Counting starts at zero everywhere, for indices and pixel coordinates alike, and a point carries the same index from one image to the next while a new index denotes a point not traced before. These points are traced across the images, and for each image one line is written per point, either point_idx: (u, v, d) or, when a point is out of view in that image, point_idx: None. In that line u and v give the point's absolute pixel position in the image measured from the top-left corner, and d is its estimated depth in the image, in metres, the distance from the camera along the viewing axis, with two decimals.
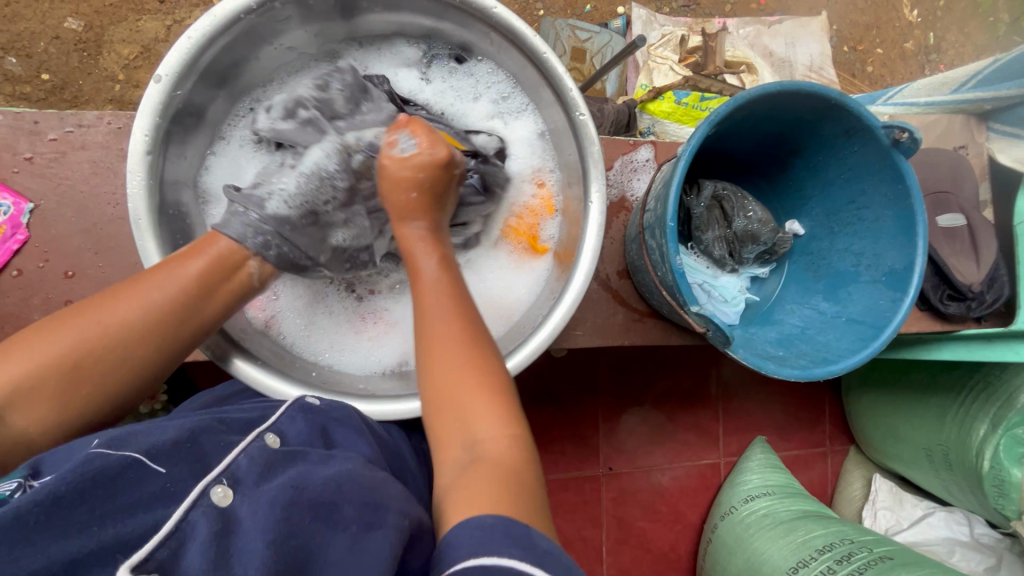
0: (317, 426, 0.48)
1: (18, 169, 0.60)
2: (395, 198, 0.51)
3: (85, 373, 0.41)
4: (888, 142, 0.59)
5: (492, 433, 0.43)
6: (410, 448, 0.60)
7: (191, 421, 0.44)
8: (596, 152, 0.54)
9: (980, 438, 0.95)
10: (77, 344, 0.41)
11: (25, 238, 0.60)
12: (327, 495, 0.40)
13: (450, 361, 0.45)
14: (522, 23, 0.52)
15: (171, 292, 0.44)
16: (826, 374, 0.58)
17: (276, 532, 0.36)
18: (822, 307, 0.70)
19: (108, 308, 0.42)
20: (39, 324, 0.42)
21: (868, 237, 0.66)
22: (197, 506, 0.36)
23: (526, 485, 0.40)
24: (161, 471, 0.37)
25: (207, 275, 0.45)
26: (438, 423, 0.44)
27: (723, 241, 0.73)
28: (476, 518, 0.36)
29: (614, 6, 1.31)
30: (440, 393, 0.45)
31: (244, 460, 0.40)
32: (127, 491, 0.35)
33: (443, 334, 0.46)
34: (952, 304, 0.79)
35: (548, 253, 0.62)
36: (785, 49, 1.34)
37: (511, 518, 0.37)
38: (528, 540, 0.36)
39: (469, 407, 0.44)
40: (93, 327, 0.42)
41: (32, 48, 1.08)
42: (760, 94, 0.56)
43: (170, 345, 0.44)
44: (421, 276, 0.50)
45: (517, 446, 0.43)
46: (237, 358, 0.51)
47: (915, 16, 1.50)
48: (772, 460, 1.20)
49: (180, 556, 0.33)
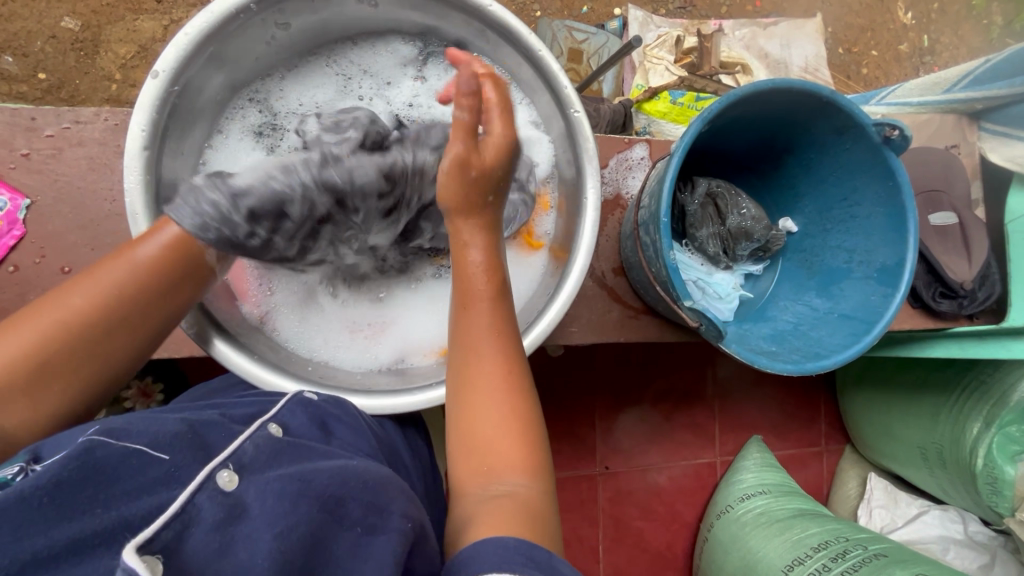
0: (317, 420, 0.48)
1: (16, 165, 0.60)
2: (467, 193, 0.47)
3: (60, 366, 0.41)
4: (879, 139, 0.59)
5: (517, 482, 0.44)
6: (404, 442, 0.60)
7: (195, 414, 0.44)
8: (591, 149, 0.55)
9: (974, 436, 0.96)
10: (41, 339, 0.40)
11: (22, 234, 0.60)
12: (334, 488, 0.40)
13: (489, 407, 0.46)
14: (517, 20, 0.53)
15: (120, 283, 0.42)
16: (818, 369, 0.59)
17: (283, 523, 0.36)
18: (815, 304, 0.70)
19: (68, 304, 0.41)
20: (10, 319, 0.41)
21: (859, 234, 0.67)
22: (204, 488, 0.36)
23: (549, 531, 0.42)
24: (163, 459, 0.37)
25: (160, 262, 0.43)
26: (462, 461, 0.46)
27: (718, 238, 0.73)
28: (497, 539, 0.38)
29: (611, 8, 1.32)
30: (473, 433, 0.46)
31: (250, 447, 0.41)
32: (130, 476, 0.35)
33: (487, 377, 0.47)
34: (944, 301, 0.80)
35: (543, 249, 0.63)
36: (781, 50, 1.35)
37: (530, 542, 0.39)
38: (547, 564, 0.37)
39: (500, 455, 0.45)
40: (52, 319, 0.41)
41: (28, 48, 1.08)
42: (752, 91, 0.56)
43: (138, 334, 0.43)
44: (470, 304, 0.48)
45: (542, 498, 0.44)
46: (216, 338, 0.51)
47: (909, 19, 1.52)
48: (769, 459, 1.20)
49: (185, 538, 0.33)
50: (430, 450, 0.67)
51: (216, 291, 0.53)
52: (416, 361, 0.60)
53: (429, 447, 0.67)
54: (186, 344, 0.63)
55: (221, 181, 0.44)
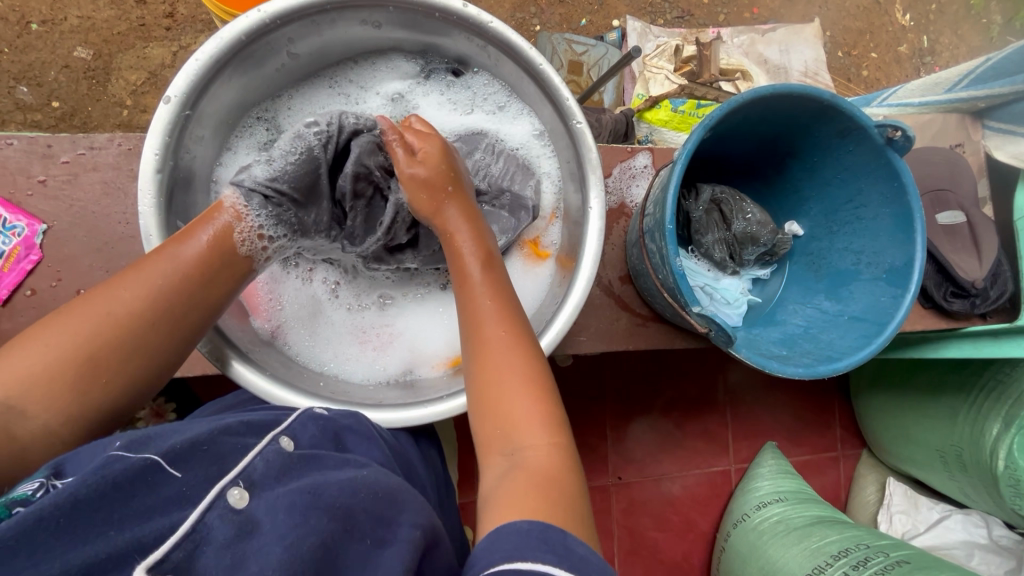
0: (329, 432, 0.49)
1: (33, 192, 0.62)
2: (422, 200, 0.54)
3: (99, 361, 0.42)
4: (882, 141, 0.59)
5: (535, 442, 0.43)
6: (416, 454, 0.60)
7: (215, 422, 0.45)
8: (594, 159, 0.55)
9: (993, 438, 0.94)
10: (86, 333, 0.42)
11: (39, 259, 0.61)
12: (343, 500, 0.40)
13: (501, 366, 0.46)
14: (517, 36, 0.54)
15: (175, 276, 0.45)
16: (831, 371, 0.58)
17: (293, 534, 0.36)
18: (824, 306, 0.69)
19: (114, 299, 0.43)
20: (42, 323, 0.42)
21: (866, 236, 0.67)
22: (214, 508, 0.36)
23: (569, 496, 0.40)
24: (177, 475, 0.38)
25: (208, 259, 0.47)
26: (483, 427, 0.45)
27: (724, 243, 0.72)
28: (512, 524, 0.36)
29: (609, 20, 1.34)
30: (490, 392, 0.46)
31: (260, 463, 0.41)
32: (144, 495, 0.36)
33: (494, 340, 0.47)
34: (956, 301, 0.80)
35: (550, 258, 0.63)
36: (780, 56, 1.36)
37: (546, 524, 0.37)
38: (565, 546, 0.36)
39: (512, 418, 0.44)
40: (97, 311, 0.42)
41: (42, 77, 1.11)
42: (752, 97, 0.56)
43: (178, 324, 0.46)
44: (467, 279, 0.50)
45: (562, 455, 0.43)
46: (234, 360, 0.51)
47: (907, 21, 1.52)
48: (784, 466, 1.19)
49: (196, 557, 0.34)
50: (443, 462, 0.67)
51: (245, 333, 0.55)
52: (424, 373, 0.60)
53: (441, 458, 0.67)
54: (199, 363, 0.64)
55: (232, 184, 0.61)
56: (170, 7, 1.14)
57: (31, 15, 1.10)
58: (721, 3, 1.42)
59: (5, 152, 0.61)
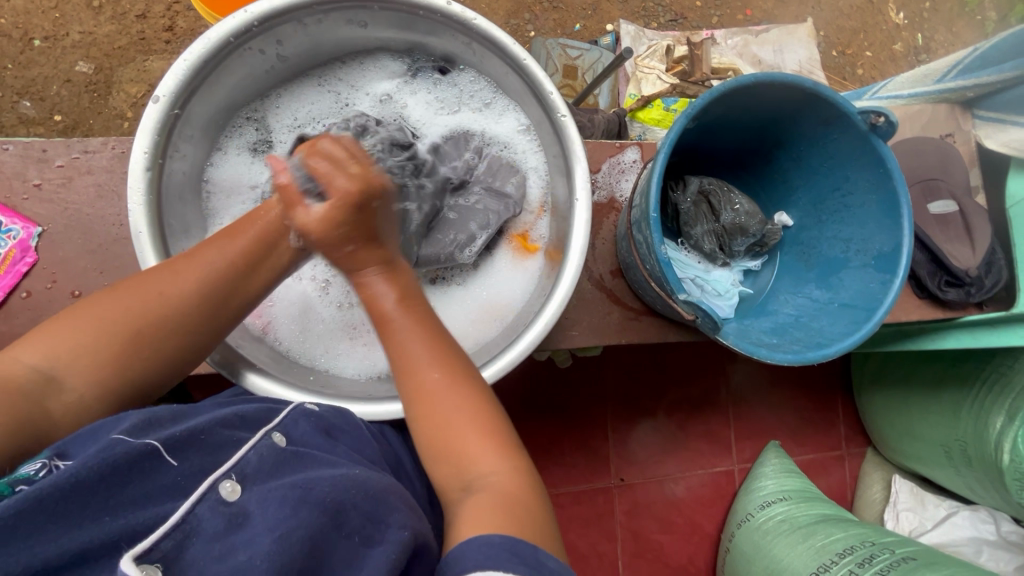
0: (319, 427, 0.49)
1: (29, 196, 0.63)
2: (335, 256, 0.45)
3: (139, 339, 0.44)
4: (865, 127, 0.59)
5: (492, 471, 0.43)
6: (406, 448, 0.60)
7: (217, 412, 0.45)
8: (578, 150, 0.56)
9: (997, 430, 0.93)
10: (138, 310, 0.44)
11: (34, 261, 0.62)
12: (336, 495, 0.40)
13: (444, 415, 0.44)
14: (500, 32, 0.55)
15: (227, 264, 0.46)
16: (820, 357, 0.58)
17: (283, 528, 0.37)
18: (815, 295, 0.69)
19: (162, 281, 0.45)
20: (100, 293, 0.45)
21: (855, 223, 0.67)
22: (205, 499, 0.37)
23: (535, 513, 0.42)
24: (173, 465, 0.38)
25: (252, 252, 0.47)
26: (434, 464, 0.45)
27: (713, 234, 0.73)
28: (483, 537, 0.37)
29: (603, 24, 1.36)
30: (439, 437, 0.44)
31: (253, 456, 0.41)
32: (141, 483, 0.36)
33: (432, 389, 0.44)
34: (951, 290, 0.79)
35: (538, 252, 0.64)
36: (774, 56, 1.37)
37: (516, 538, 0.38)
38: (536, 559, 0.37)
39: (466, 454, 0.44)
40: (151, 290, 0.44)
41: (45, 92, 1.13)
42: (735, 86, 0.56)
43: (224, 310, 0.47)
44: (385, 321, 0.45)
45: (523, 477, 0.44)
46: (247, 371, 0.52)
47: (901, 19, 1.53)
48: (787, 465, 1.18)
49: (185, 547, 0.34)
50: None
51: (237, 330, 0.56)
52: None
53: None
54: (194, 363, 0.64)
55: (222, 184, 0.62)
56: (170, 21, 1.16)
57: (34, 31, 1.13)
58: (715, 6, 1.44)
59: (1, 157, 0.63)
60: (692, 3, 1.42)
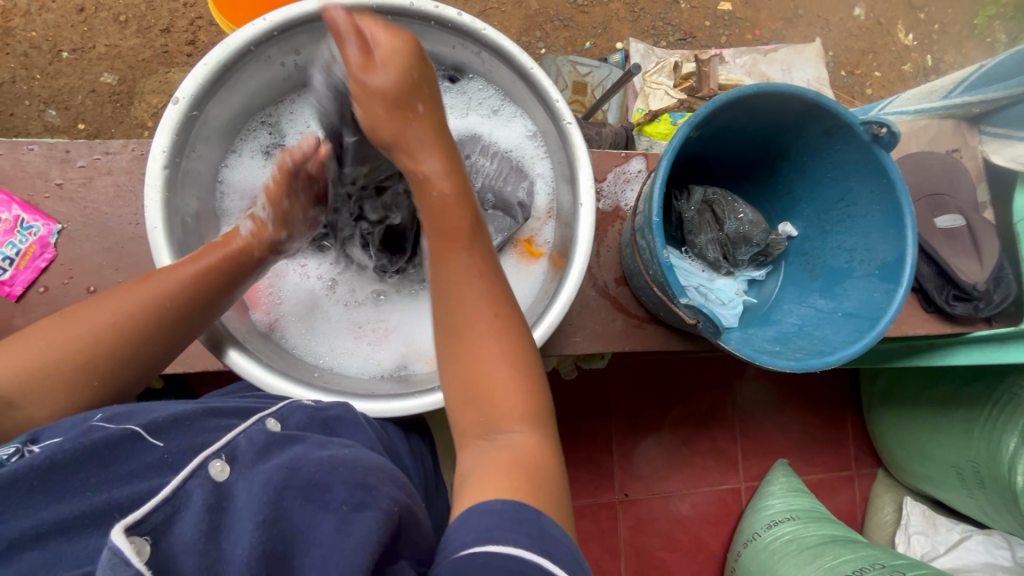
0: (316, 420, 0.50)
1: (50, 195, 0.65)
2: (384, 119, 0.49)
3: (98, 363, 0.46)
4: (868, 137, 0.60)
5: (516, 429, 0.44)
6: (405, 448, 0.61)
7: (198, 405, 0.47)
8: (582, 155, 0.57)
9: (1010, 452, 0.91)
10: (93, 335, 0.46)
11: (53, 258, 0.64)
12: (320, 476, 0.41)
13: (488, 354, 0.46)
14: (510, 42, 0.57)
15: (174, 296, 0.48)
16: (823, 365, 0.58)
17: (266, 513, 0.36)
18: (819, 305, 0.69)
19: (118, 309, 0.47)
20: (64, 315, 0.47)
21: (858, 234, 0.67)
22: (196, 476, 0.37)
23: (549, 482, 0.42)
24: (157, 445, 0.40)
25: (207, 280, 0.49)
26: (461, 410, 0.46)
27: (717, 243, 0.73)
28: (483, 505, 0.38)
29: (613, 43, 1.39)
30: (475, 380, 0.45)
31: (243, 440, 0.42)
32: (123, 462, 0.37)
33: (482, 327, 0.46)
34: (958, 304, 0.78)
35: (543, 256, 0.65)
36: (782, 75, 1.38)
37: (519, 502, 0.39)
38: (538, 527, 0.37)
39: (496, 407, 0.45)
40: (103, 313, 0.47)
41: (70, 101, 1.17)
42: (738, 95, 0.57)
43: (172, 331, 0.49)
44: (451, 254, 0.48)
45: (545, 444, 0.44)
46: (231, 349, 0.53)
47: (910, 41, 1.54)
48: (796, 484, 1.16)
49: (175, 520, 0.35)
50: (433, 459, 0.67)
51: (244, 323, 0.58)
52: (418, 368, 0.60)
53: (433, 457, 0.67)
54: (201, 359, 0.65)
55: (234, 185, 0.63)
56: (192, 35, 1.21)
57: (63, 43, 1.17)
58: (723, 26, 1.46)
59: (26, 157, 0.65)
60: (701, 23, 1.44)
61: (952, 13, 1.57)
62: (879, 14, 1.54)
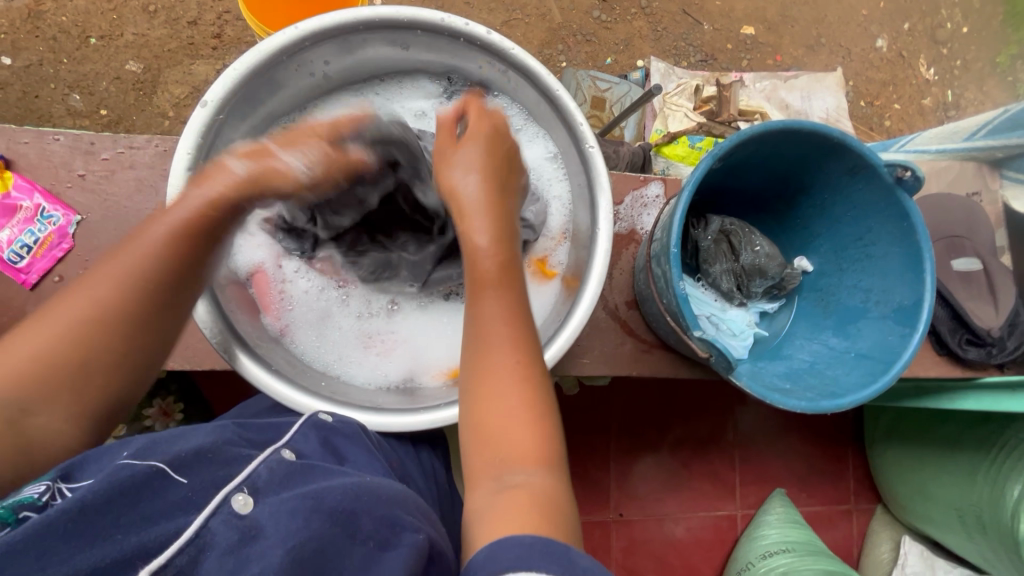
0: (327, 444, 0.51)
1: (72, 184, 0.65)
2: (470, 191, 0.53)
3: (93, 355, 0.43)
4: (891, 180, 0.60)
5: (525, 469, 0.44)
6: (416, 464, 0.61)
7: (219, 429, 0.48)
8: (604, 181, 0.57)
9: (1014, 499, 0.91)
10: (73, 328, 0.43)
11: (70, 248, 0.64)
12: (346, 503, 0.42)
13: (506, 396, 0.46)
14: (537, 63, 0.57)
15: (156, 257, 0.46)
16: (834, 408, 0.57)
17: (296, 538, 0.38)
18: (832, 343, 0.69)
19: (96, 284, 0.44)
20: (32, 318, 0.44)
21: (875, 274, 0.66)
22: (218, 513, 0.39)
23: (564, 523, 0.41)
24: (182, 481, 0.40)
25: (189, 226, 0.47)
26: (472, 447, 0.46)
27: (731, 274, 0.73)
28: (514, 536, 0.37)
29: (634, 59, 1.39)
30: (491, 417, 0.46)
31: (262, 471, 0.44)
32: (150, 501, 0.38)
33: (500, 366, 0.47)
34: (971, 349, 0.77)
35: (557, 277, 0.65)
36: (802, 102, 1.38)
37: (547, 537, 0.38)
38: (567, 559, 0.36)
39: (510, 450, 0.44)
40: (98, 285, 0.44)
41: (94, 87, 1.18)
42: (763, 130, 0.58)
43: (165, 292, 0.46)
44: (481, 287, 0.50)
45: (556, 486, 0.43)
46: (241, 353, 0.53)
47: (932, 75, 1.54)
48: (792, 516, 1.14)
49: (200, 560, 0.36)
50: (446, 469, 0.67)
51: (254, 327, 0.57)
52: (425, 382, 0.60)
53: (447, 471, 0.68)
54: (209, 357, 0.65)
55: None
56: (219, 29, 1.22)
57: (91, 30, 1.19)
58: (745, 49, 1.46)
59: (51, 146, 0.65)
60: (723, 45, 1.45)
61: (976, 50, 1.57)
62: (902, 47, 1.54)
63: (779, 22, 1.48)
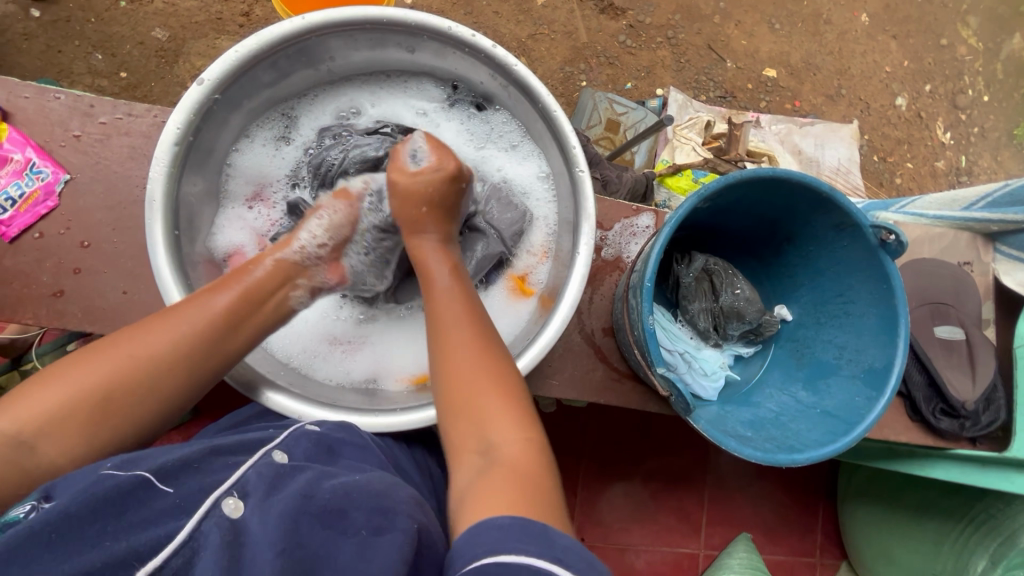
0: (321, 444, 0.49)
1: (66, 144, 0.66)
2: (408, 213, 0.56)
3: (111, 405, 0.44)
4: (875, 242, 0.60)
5: (500, 439, 0.44)
6: (410, 460, 0.60)
7: (210, 440, 0.47)
8: (589, 208, 0.57)
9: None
10: (106, 378, 0.44)
11: (54, 206, 0.65)
12: (335, 501, 0.42)
13: (467, 367, 0.48)
14: (537, 81, 0.57)
15: (200, 321, 0.48)
16: (789, 462, 0.57)
17: (284, 542, 0.38)
18: (800, 396, 0.68)
19: (131, 343, 0.46)
20: (59, 366, 0.45)
21: (850, 331, 0.66)
22: (209, 516, 0.38)
23: (545, 490, 0.41)
24: (167, 490, 0.39)
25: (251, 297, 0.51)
26: (449, 424, 0.47)
27: (709, 313, 0.73)
28: (492, 520, 0.37)
29: (654, 87, 1.40)
30: (458, 388, 0.47)
31: (252, 476, 0.43)
32: (135, 510, 0.37)
33: (457, 342, 0.49)
34: (945, 419, 0.76)
35: (533, 296, 0.64)
36: (815, 149, 1.38)
37: (526, 517, 0.38)
38: (546, 537, 0.36)
39: (483, 420, 0.45)
40: (108, 361, 0.45)
41: (118, 49, 1.20)
42: (752, 176, 0.57)
43: (201, 361, 0.48)
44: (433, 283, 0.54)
45: (534, 451, 0.44)
46: None
47: (947, 139, 1.54)
48: (755, 562, 1.10)
49: (194, 562, 0.36)
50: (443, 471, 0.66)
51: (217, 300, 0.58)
52: (387, 385, 0.60)
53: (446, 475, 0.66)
54: None
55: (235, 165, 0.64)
56: (248, 8, 1.23)
57: None
58: (765, 91, 1.47)
59: (50, 104, 0.66)
60: (744, 84, 1.45)
61: (995, 120, 1.57)
62: (921, 108, 1.54)
63: (803, 68, 1.49)
